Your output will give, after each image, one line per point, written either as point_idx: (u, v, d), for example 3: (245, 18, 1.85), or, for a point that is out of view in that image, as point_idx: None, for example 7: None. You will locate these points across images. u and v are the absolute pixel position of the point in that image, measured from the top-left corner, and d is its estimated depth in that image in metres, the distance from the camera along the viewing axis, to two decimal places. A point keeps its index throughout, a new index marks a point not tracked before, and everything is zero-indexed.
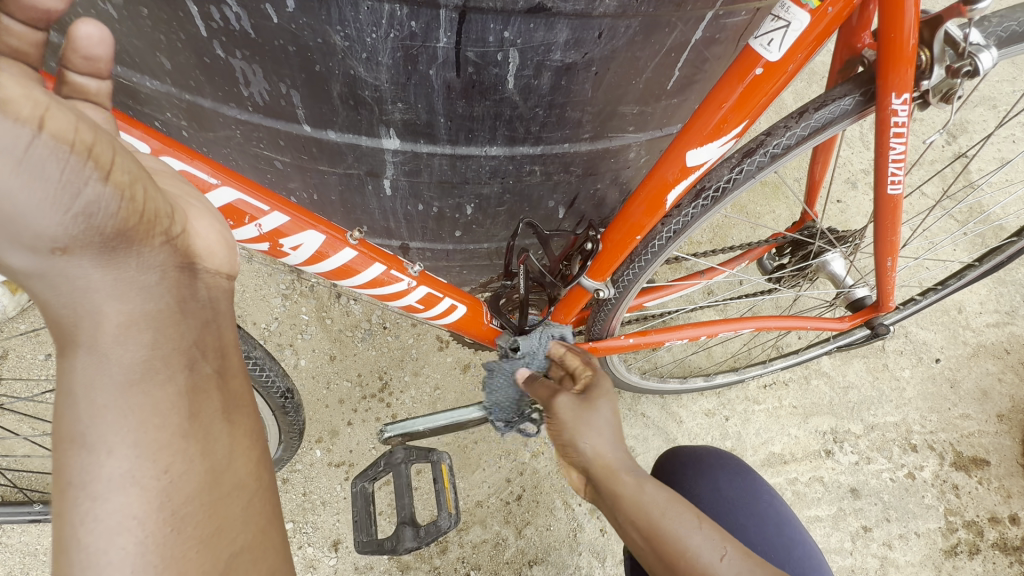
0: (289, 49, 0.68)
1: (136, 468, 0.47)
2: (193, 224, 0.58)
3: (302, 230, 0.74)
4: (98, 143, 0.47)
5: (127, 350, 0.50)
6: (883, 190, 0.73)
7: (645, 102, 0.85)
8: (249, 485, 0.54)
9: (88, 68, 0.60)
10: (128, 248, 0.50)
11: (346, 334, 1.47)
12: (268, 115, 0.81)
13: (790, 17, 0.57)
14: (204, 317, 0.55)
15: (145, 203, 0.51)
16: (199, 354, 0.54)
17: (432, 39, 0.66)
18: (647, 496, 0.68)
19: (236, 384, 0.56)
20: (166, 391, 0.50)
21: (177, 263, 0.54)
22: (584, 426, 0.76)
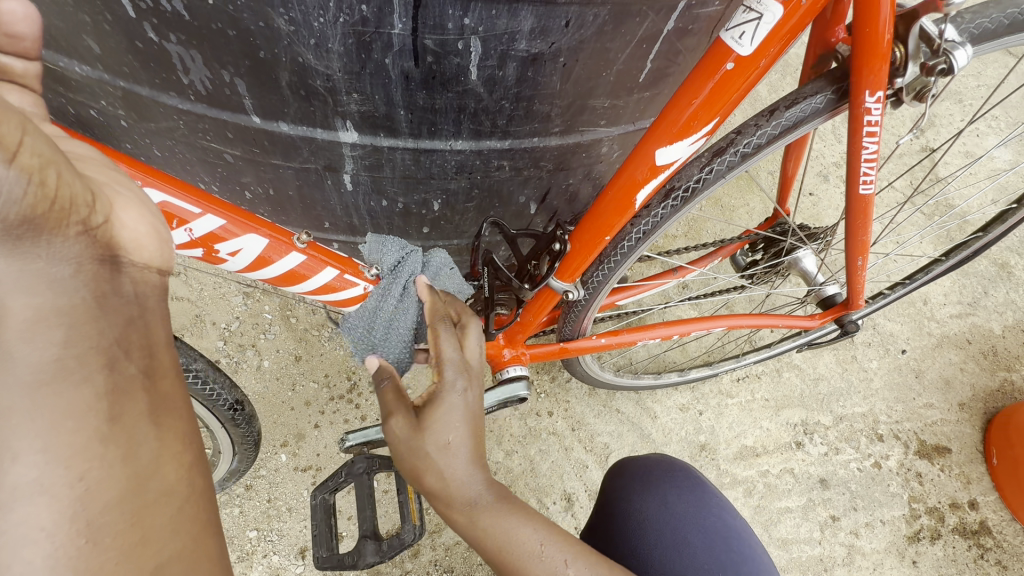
0: (228, 33, 0.62)
1: (46, 476, 0.36)
2: (117, 213, 0.50)
3: (242, 233, 0.68)
4: (2, 117, 0.39)
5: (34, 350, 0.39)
6: (854, 190, 0.72)
7: (616, 95, 0.82)
8: (178, 491, 0.42)
9: (12, 47, 0.55)
10: (35, 237, 0.41)
11: (312, 334, 1.41)
12: (212, 105, 0.75)
13: (763, 9, 0.53)
14: (129, 313, 0.46)
15: (59, 189, 0.42)
16: (122, 353, 0.43)
17: (386, 25, 0.61)
18: (492, 522, 0.61)
19: (168, 385, 0.46)
20: (80, 394, 0.39)
21: (96, 255, 0.45)
22: (409, 457, 0.64)
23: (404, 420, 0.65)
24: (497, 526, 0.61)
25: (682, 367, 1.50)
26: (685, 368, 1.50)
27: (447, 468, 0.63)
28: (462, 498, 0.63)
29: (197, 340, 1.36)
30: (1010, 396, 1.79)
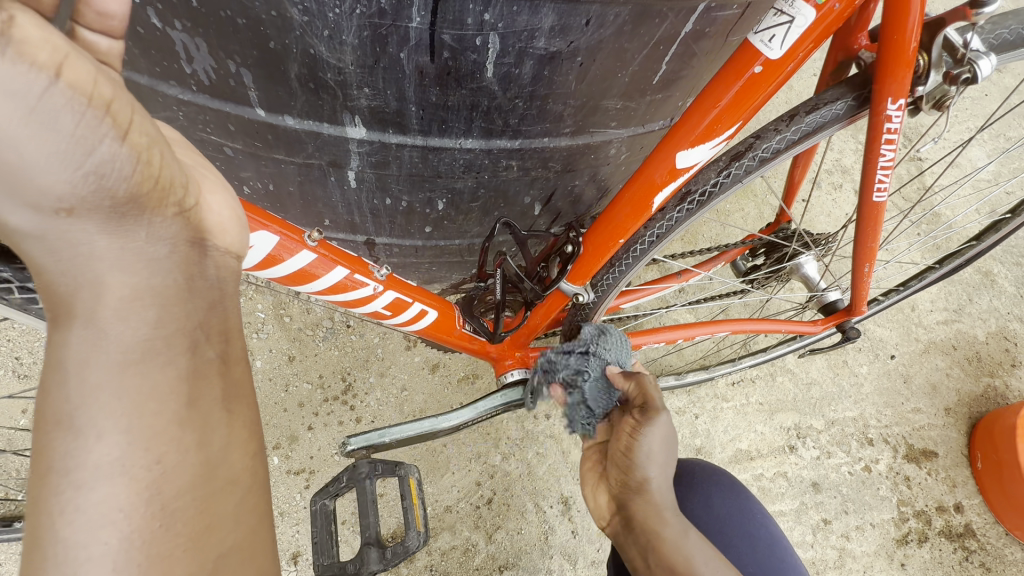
0: (237, 21, 0.60)
1: (127, 456, 0.41)
2: (205, 197, 0.51)
3: (251, 231, 0.63)
4: (118, 100, 0.42)
5: (131, 325, 0.44)
6: (867, 198, 0.72)
7: (629, 96, 0.81)
8: (243, 479, 0.47)
9: (100, 24, 0.48)
10: (138, 214, 0.45)
11: (306, 333, 1.38)
12: (215, 96, 0.72)
13: (795, 12, 0.53)
14: (211, 298, 0.49)
15: (160, 168, 0.45)
16: (204, 337, 0.47)
17: (404, 18, 0.59)
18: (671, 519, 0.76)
19: (240, 371, 0.50)
20: (168, 372, 0.44)
21: (187, 238, 0.48)
22: (645, 451, 0.76)
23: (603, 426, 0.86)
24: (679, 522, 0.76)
25: (679, 371, 1.51)
26: (683, 371, 1.50)
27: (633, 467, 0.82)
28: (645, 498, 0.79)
29: None
30: (993, 400, 1.83)
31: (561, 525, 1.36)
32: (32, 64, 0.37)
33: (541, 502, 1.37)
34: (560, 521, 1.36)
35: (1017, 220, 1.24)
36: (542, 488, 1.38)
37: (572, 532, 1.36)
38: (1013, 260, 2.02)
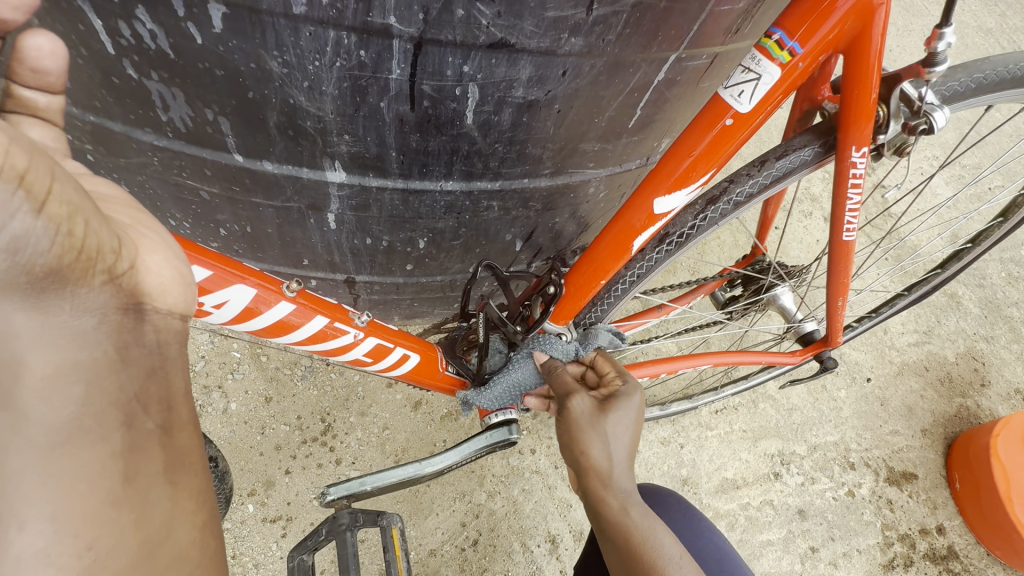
0: (216, 73, 0.59)
1: (53, 545, 0.39)
2: (143, 259, 0.49)
3: (228, 285, 0.62)
4: (34, 169, 0.39)
5: (53, 403, 0.41)
6: (837, 237, 0.74)
7: (606, 139, 0.83)
8: (190, 554, 0.46)
9: (37, 82, 0.53)
10: (61, 288, 0.42)
11: (284, 373, 1.34)
12: (191, 143, 0.71)
13: (762, 70, 0.55)
14: (151, 365, 0.47)
15: (85, 237, 0.43)
16: (140, 409, 0.45)
17: (384, 70, 0.60)
18: (642, 520, 0.68)
19: (183, 439, 0.48)
20: (97, 454, 0.42)
21: (120, 304, 0.46)
22: (593, 432, 0.73)
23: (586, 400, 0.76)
24: (649, 526, 0.67)
25: (663, 401, 1.51)
26: (667, 402, 1.51)
27: (614, 453, 0.72)
28: (620, 487, 0.71)
29: None
30: (966, 420, 1.88)
31: (549, 564, 1.33)
32: None
33: (528, 542, 1.34)
34: (548, 561, 1.33)
35: (978, 248, 1.29)
36: (529, 526, 1.35)
37: (560, 572, 1.33)
38: (975, 283, 2.11)
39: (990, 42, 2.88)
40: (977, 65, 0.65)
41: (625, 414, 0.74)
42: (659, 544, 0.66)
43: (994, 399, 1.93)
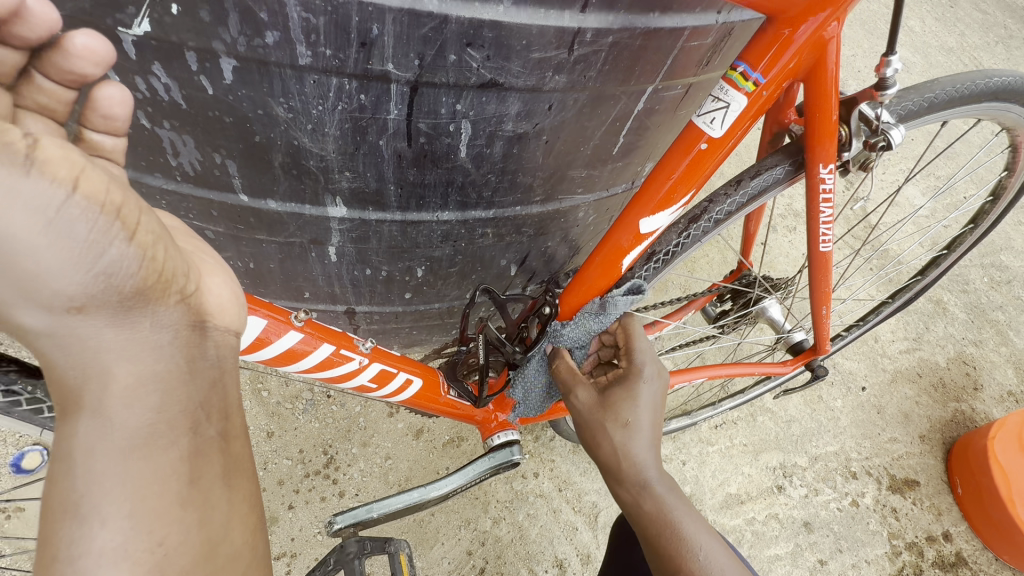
0: (225, 120, 0.63)
1: (130, 541, 0.45)
2: (206, 280, 0.56)
3: None
4: (127, 204, 0.47)
5: (136, 408, 0.48)
6: (815, 248, 0.78)
7: (592, 166, 0.88)
8: (242, 553, 0.53)
9: (106, 126, 0.56)
10: (142, 307, 0.49)
11: (286, 407, 1.35)
12: (199, 185, 0.75)
13: (730, 99, 0.60)
14: (212, 376, 0.54)
15: (164, 262, 0.50)
16: (204, 415, 0.52)
17: (382, 111, 0.64)
18: (656, 504, 0.75)
19: (237, 446, 0.55)
20: (169, 455, 0.49)
21: (188, 323, 0.53)
22: (599, 428, 0.80)
23: (592, 394, 0.82)
24: (664, 508, 0.74)
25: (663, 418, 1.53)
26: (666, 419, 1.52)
27: (626, 444, 0.78)
28: (631, 474, 0.77)
29: None
30: (963, 424, 1.91)
31: None
32: (52, 180, 0.43)
33: (535, 567, 1.33)
34: None
35: (954, 254, 1.32)
36: (536, 551, 1.34)
37: None
38: (958, 290, 2.18)
39: (952, 61, 3.04)
40: (927, 86, 0.70)
41: (629, 403, 0.79)
42: (672, 523, 0.73)
43: (988, 402, 1.97)
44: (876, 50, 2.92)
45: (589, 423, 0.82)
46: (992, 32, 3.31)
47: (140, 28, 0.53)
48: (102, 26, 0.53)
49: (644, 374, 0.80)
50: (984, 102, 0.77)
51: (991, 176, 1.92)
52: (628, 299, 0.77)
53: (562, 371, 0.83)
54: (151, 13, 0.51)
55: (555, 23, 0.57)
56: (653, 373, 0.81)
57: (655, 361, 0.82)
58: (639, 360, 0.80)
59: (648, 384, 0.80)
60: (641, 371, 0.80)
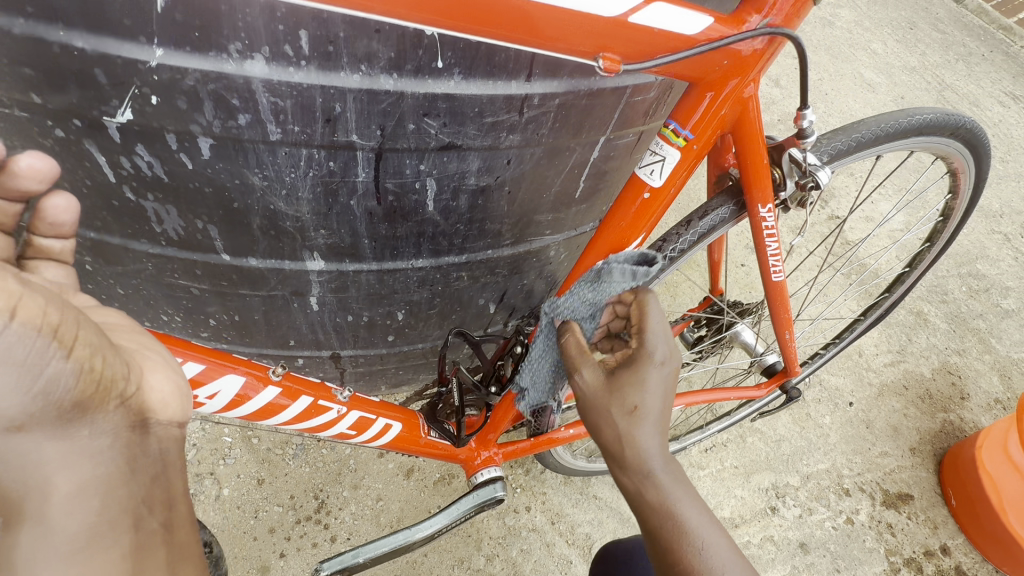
0: (205, 190, 0.68)
1: None
2: (146, 377, 0.52)
3: (220, 376, 0.66)
4: (65, 321, 0.43)
5: (81, 513, 0.44)
6: (768, 278, 0.83)
7: (557, 209, 0.93)
8: None
9: (53, 231, 0.60)
10: (82, 416, 0.45)
11: (276, 453, 1.36)
12: (183, 249, 0.79)
13: (664, 153, 0.63)
14: (155, 471, 0.50)
15: (103, 368, 0.46)
16: (146, 510, 0.48)
17: (351, 175, 0.69)
18: (661, 499, 0.61)
19: (182, 535, 0.50)
20: (115, 556, 0.45)
21: (130, 422, 0.48)
22: (600, 409, 0.64)
23: (594, 373, 0.66)
24: (668, 503, 0.61)
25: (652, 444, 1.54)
26: None
27: (631, 432, 0.62)
28: (638, 467, 0.62)
29: None
30: (952, 434, 1.93)
31: None
32: None
33: None
34: None
35: (916, 271, 1.32)
36: None
37: None
38: (938, 301, 2.25)
39: (916, 80, 3.18)
40: (854, 128, 0.76)
41: (637, 385, 0.62)
42: (679, 524, 0.60)
43: (976, 411, 1.99)
44: (842, 73, 3.05)
45: (586, 404, 0.66)
46: (951, 51, 3.48)
47: (122, 117, 0.57)
48: (88, 116, 0.58)
49: (656, 355, 0.63)
50: (910, 136, 0.83)
51: (932, 201, 2.08)
52: (627, 267, 0.67)
53: (568, 347, 0.69)
54: (132, 104, 0.56)
55: (503, 91, 0.63)
56: (668, 354, 0.64)
57: (670, 340, 0.65)
58: (651, 340, 0.64)
59: (661, 367, 0.63)
60: (652, 352, 0.63)
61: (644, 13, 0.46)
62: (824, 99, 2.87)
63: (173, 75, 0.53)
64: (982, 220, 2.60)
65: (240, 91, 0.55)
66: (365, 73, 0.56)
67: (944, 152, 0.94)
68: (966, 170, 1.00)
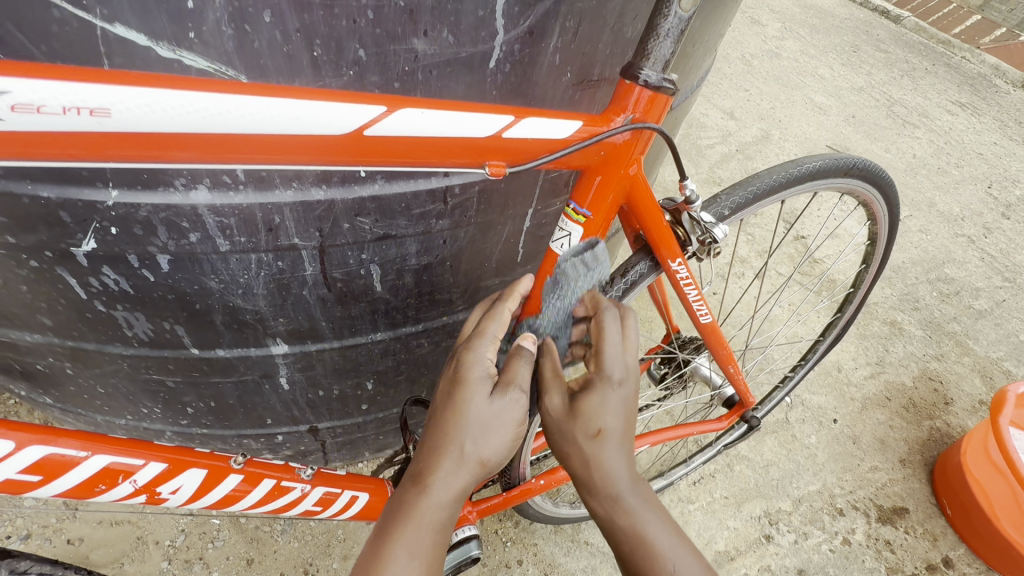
0: (167, 296, 0.75)
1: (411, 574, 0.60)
2: None
3: (182, 471, 0.68)
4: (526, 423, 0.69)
5: (447, 514, 0.65)
6: (698, 321, 0.90)
7: (503, 273, 0.99)
8: None
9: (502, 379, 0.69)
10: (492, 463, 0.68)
11: (264, 530, 1.36)
12: (154, 347, 0.86)
13: (569, 228, 0.71)
14: None
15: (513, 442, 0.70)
16: None
17: (300, 270, 0.76)
18: (630, 521, 0.70)
19: None
20: (441, 553, 0.64)
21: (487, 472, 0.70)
22: (568, 439, 0.69)
23: (562, 400, 0.70)
24: (636, 523, 0.70)
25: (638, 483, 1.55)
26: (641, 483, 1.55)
27: (598, 455, 0.68)
28: (607, 492, 0.69)
29: (137, 567, 1.27)
30: (941, 441, 1.94)
31: None
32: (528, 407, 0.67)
33: None
34: None
35: (861, 290, 1.35)
36: None
37: None
38: (910, 309, 2.32)
39: (864, 99, 3.37)
40: (749, 181, 0.86)
41: (599, 411, 0.68)
42: (648, 543, 0.69)
43: (962, 415, 2.02)
44: (793, 100, 3.23)
45: (557, 430, 0.70)
46: (895, 69, 3.70)
47: (87, 246, 0.66)
48: (57, 248, 0.66)
49: (613, 377, 0.69)
50: (805, 182, 0.91)
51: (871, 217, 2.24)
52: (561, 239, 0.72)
53: (544, 370, 0.71)
54: (96, 236, 0.64)
55: (424, 186, 0.72)
56: (625, 376, 0.69)
57: (625, 361, 0.70)
58: (609, 363, 0.68)
59: (618, 388, 0.69)
60: (610, 374, 0.68)
61: (515, 128, 0.55)
62: (778, 126, 3.02)
63: (128, 210, 0.62)
64: (944, 226, 2.70)
65: (188, 216, 0.64)
66: (297, 189, 0.65)
67: (849, 189, 1.02)
68: (875, 199, 1.09)
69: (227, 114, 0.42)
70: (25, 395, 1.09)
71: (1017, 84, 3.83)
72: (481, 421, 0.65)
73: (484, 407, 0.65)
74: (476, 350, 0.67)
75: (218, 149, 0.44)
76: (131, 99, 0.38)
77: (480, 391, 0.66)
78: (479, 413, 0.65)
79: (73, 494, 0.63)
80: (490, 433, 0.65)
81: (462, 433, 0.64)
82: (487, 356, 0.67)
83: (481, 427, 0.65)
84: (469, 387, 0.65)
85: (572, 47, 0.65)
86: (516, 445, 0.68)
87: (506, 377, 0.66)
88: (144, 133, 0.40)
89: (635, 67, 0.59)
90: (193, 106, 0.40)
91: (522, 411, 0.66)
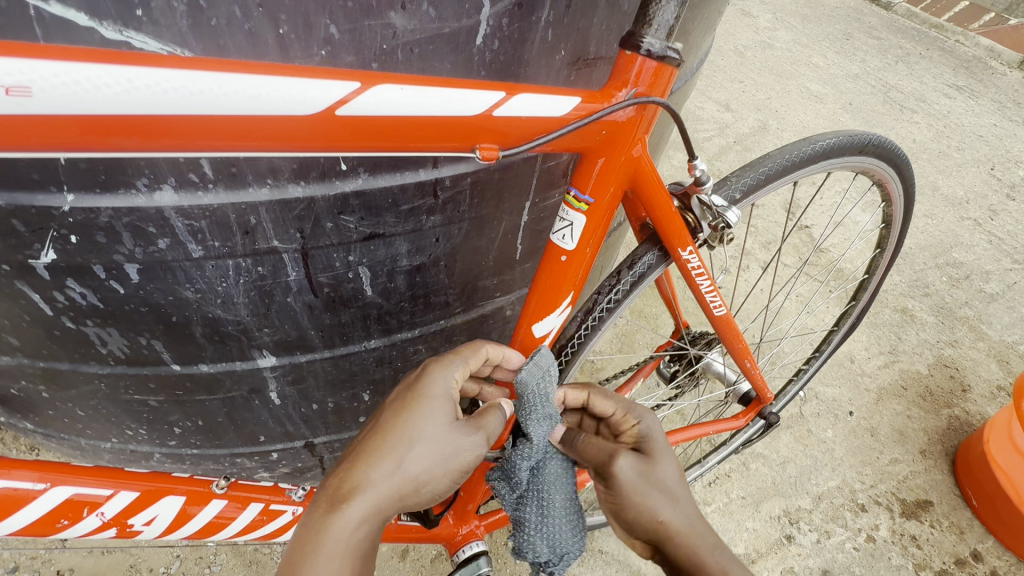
0: (141, 309, 0.70)
1: None
2: None
3: (155, 501, 0.64)
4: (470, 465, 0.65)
5: (362, 539, 0.57)
6: (712, 314, 0.84)
7: (501, 272, 0.93)
8: None
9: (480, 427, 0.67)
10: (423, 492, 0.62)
11: (263, 552, 1.30)
12: (132, 364, 0.80)
13: (570, 217, 0.65)
14: None
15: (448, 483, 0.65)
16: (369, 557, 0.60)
17: (282, 275, 0.71)
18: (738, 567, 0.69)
19: None
20: None
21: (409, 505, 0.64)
22: (655, 492, 0.70)
23: (631, 457, 0.71)
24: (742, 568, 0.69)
25: None
26: None
27: (682, 500, 0.71)
28: (704, 534, 0.70)
29: None
30: (961, 430, 1.88)
31: None
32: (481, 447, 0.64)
33: None
34: None
35: (876, 276, 1.29)
36: None
37: None
38: (921, 295, 2.26)
39: (860, 85, 3.32)
40: (760, 162, 0.80)
41: (666, 454, 0.72)
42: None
43: (981, 401, 1.95)
44: (789, 89, 3.19)
45: (637, 493, 0.70)
46: (890, 54, 3.66)
47: (47, 257, 0.60)
48: (15, 261, 0.61)
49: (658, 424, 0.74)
50: (818, 162, 0.86)
51: (876, 203, 2.19)
52: (560, 230, 0.66)
53: (590, 446, 0.72)
54: (55, 245, 0.59)
55: (412, 179, 0.67)
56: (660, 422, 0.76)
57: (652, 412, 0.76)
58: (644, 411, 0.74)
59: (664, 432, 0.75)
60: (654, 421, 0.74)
61: (508, 105, 0.50)
62: (776, 116, 2.97)
63: (87, 215, 0.57)
64: (950, 209, 2.65)
65: (154, 220, 0.58)
66: (273, 186, 0.60)
67: (863, 168, 0.97)
68: (890, 179, 1.03)
69: (175, 92, 0.36)
70: (4, 421, 1.04)
71: (1013, 65, 3.78)
72: (431, 437, 0.62)
73: (437, 424, 0.62)
74: (444, 369, 0.65)
75: (169, 135, 0.38)
76: (57, 74, 0.33)
77: (439, 410, 0.63)
78: (433, 431, 0.62)
79: (35, 530, 0.59)
80: (435, 457, 0.61)
81: (408, 448, 0.60)
82: (455, 376, 0.65)
83: (428, 448, 0.61)
84: (426, 400, 0.63)
85: (565, 21, 0.60)
86: (453, 483, 0.64)
87: (479, 418, 0.66)
88: (77, 117, 0.34)
89: (636, 35, 0.54)
90: (134, 83, 0.35)
91: (475, 448, 0.64)
